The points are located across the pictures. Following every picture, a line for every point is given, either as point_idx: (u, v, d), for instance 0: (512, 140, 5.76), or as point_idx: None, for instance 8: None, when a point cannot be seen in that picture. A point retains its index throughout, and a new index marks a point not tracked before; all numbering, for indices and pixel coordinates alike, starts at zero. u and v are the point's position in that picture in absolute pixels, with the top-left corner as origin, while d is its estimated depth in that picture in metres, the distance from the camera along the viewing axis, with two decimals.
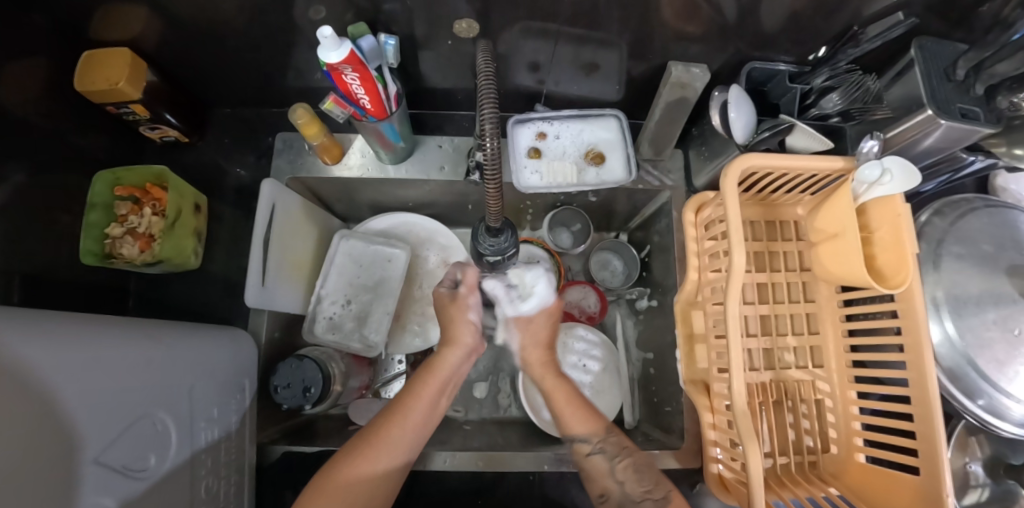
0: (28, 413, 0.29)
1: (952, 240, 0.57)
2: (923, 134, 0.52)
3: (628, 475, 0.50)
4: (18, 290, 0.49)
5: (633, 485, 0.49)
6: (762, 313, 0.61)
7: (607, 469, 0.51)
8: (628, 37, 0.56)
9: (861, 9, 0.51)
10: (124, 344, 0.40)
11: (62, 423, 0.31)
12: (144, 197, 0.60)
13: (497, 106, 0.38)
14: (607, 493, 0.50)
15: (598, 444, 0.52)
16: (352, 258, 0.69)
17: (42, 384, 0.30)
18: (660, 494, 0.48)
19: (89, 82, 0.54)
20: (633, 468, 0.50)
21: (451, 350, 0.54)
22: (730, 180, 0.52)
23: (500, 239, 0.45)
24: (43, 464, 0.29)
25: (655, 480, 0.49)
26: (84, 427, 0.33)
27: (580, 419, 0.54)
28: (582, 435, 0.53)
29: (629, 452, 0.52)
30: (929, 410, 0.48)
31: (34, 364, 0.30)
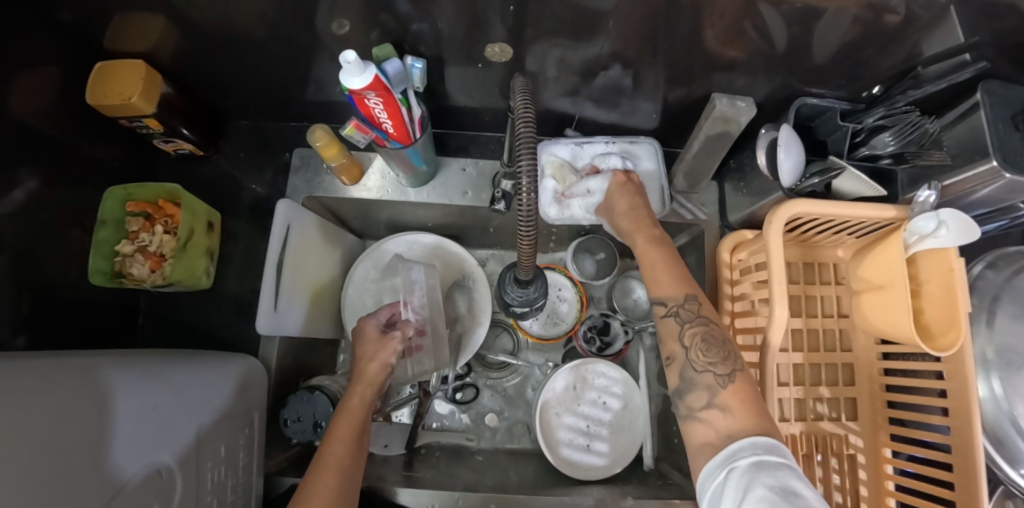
0: (18, 475, 0.27)
1: (1008, 298, 0.53)
2: (979, 186, 0.49)
3: (695, 342, 0.43)
4: (30, 301, 0.47)
5: (699, 353, 0.42)
6: (796, 362, 0.58)
7: (676, 332, 0.44)
8: (669, 63, 0.53)
9: (923, 47, 0.47)
10: (119, 392, 0.38)
11: (54, 485, 0.29)
12: (156, 213, 0.58)
13: (535, 139, 0.34)
14: (672, 357, 0.44)
15: (675, 308, 0.45)
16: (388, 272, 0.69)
17: (30, 443, 0.28)
18: (727, 370, 0.41)
19: (102, 95, 0.51)
20: (702, 337, 0.43)
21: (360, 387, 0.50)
22: (776, 227, 0.48)
23: (527, 289, 0.42)
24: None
25: (726, 353, 0.42)
26: (82, 485, 0.31)
27: (672, 280, 0.46)
28: (665, 297, 0.46)
29: (706, 321, 0.44)
30: (973, 482, 0.46)
31: (20, 422, 0.28)
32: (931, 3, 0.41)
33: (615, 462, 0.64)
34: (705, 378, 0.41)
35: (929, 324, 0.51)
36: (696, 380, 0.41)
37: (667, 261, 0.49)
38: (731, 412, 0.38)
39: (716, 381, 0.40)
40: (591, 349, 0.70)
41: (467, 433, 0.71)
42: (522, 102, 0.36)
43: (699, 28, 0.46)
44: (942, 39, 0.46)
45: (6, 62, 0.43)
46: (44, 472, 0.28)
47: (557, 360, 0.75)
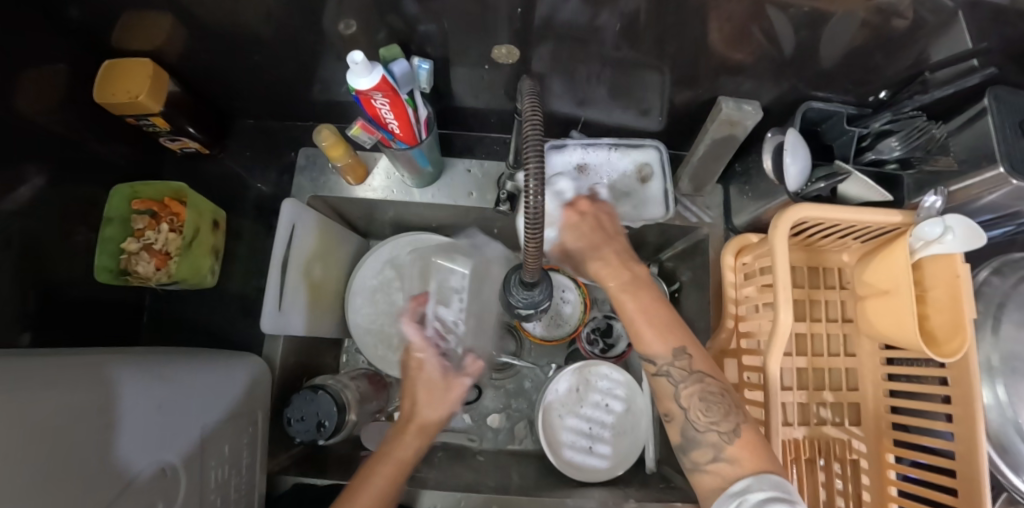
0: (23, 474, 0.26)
1: (1014, 305, 0.52)
2: (986, 191, 0.49)
3: (692, 404, 0.42)
4: (35, 302, 0.47)
5: (698, 414, 0.42)
6: (800, 366, 0.58)
7: (671, 392, 0.44)
8: (675, 66, 0.53)
9: (930, 52, 0.47)
10: (132, 388, 0.38)
11: (58, 484, 0.29)
12: (162, 211, 0.58)
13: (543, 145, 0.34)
14: (670, 415, 0.44)
15: (665, 365, 0.43)
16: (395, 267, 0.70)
17: (37, 442, 0.28)
18: (729, 427, 0.41)
19: (110, 93, 0.51)
20: (700, 397, 0.42)
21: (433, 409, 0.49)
22: (781, 231, 0.48)
23: (532, 292, 0.41)
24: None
25: (725, 408, 0.42)
26: (88, 487, 0.31)
27: (659, 336, 0.44)
28: (654, 355, 0.44)
29: (701, 377, 0.43)
30: (977, 488, 0.45)
31: (37, 420, 0.29)
32: (938, 8, 0.41)
33: (617, 466, 0.64)
34: (709, 437, 0.41)
35: (934, 330, 0.51)
36: (699, 440, 0.41)
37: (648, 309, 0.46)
38: (740, 467, 0.38)
39: (720, 440, 0.40)
40: (594, 351, 0.71)
41: (469, 433, 0.71)
42: (530, 105, 0.36)
43: (705, 30, 0.46)
44: (950, 44, 0.45)
45: (15, 60, 0.44)
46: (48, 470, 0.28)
47: (561, 362, 0.75)
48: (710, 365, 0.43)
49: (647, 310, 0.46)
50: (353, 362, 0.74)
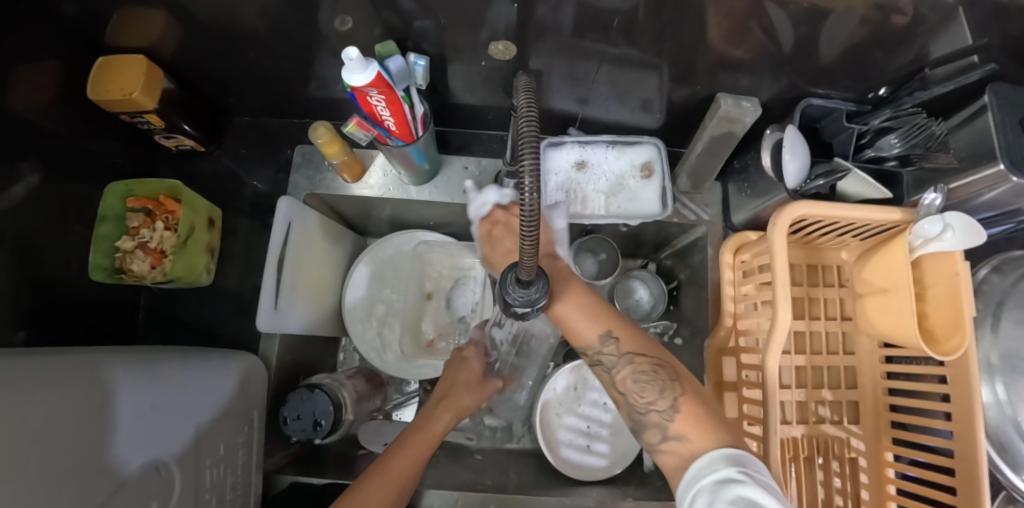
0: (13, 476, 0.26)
1: (1014, 303, 0.52)
2: (985, 190, 0.48)
3: (628, 386, 0.43)
4: (28, 301, 0.47)
5: (636, 397, 0.42)
6: (798, 364, 0.58)
7: (611, 380, 0.44)
8: (674, 62, 0.52)
9: (931, 49, 0.47)
10: (127, 389, 0.38)
11: (50, 486, 0.28)
12: (157, 209, 0.57)
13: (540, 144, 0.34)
14: (620, 403, 0.45)
15: (601, 353, 0.45)
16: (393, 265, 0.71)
17: (28, 442, 0.27)
18: (667, 404, 0.40)
19: (103, 90, 0.51)
20: (635, 379, 0.42)
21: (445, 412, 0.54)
22: (779, 229, 0.48)
23: (530, 290, 0.40)
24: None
25: (662, 384, 0.41)
26: (82, 490, 0.31)
27: (589, 324, 0.46)
28: (588, 345, 0.46)
29: (634, 358, 0.43)
30: (977, 486, 0.45)
31: (30, 421, 0.28)
32: (939, 5, 0.40)
33: (615, 463, 0.64)
34: (652, 417, 0.41)
35: (933, 328, 0.50)
36: (646, 421, 0.41)
37: (577, 302, 0.47)
38: (688, 443, 0.38)
39: (663, 418, 0.40)
40: None
41: (466, 432, 0.71)
42: (526, 99, 0.35)
43: (703, 26, 0.46)
44: (951, 41, 0.45)
45: (7, 56, 0.43)
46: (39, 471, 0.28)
47: (559, 360, 0.75)
48: (640, 344, 0.44)
49: (576, 302, 0.48)
50: (349, 360, 0.74)
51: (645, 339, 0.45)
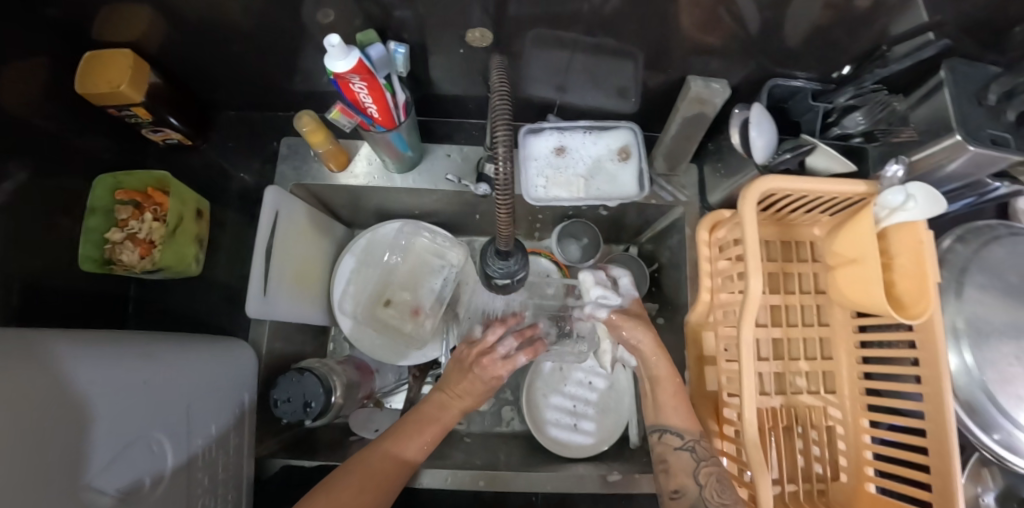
0: (22, 444, 0.27)
1: (976, 269, 0.54)
2: (946, 160, 0.50)
3: (710, 481, 0.47)
4: (18, 295, 0.47)
5: (714, 493, 0.46)
6: (774, 337, 0.60)
7: (692, 468, 0.49)
8: (646, 48, 0.54)
9: (889, 26, 0.49)
10: (124, 364, 0.39)
11: (52, 449, 0.29)
12: (146, 201, 0.59)
13: (513, 124, 0.35)
14: (681, 491, 0.48)
15: (690, 442, 0.51)
16: (371, 252, 0.72)
17: (35, 413, 0.28)
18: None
19: (91, 83, 0.52)
20: (716, 478, 0.47)
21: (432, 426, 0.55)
22: (749, 203, 0.50)
23: (509, 261, 0.42)
24: (42, 496, 0.28)
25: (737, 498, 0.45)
26: (79, 460, 0.32)
27: (684, 418, 0.53)
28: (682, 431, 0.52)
29: (718, 464, 0.49)
30: (947, 444, 0.47)
31: (36, 387, 0.30)
32: None
33: (603, 441, 0.65)
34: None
35: (901, 296, 0.52)
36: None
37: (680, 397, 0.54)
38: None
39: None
40: None
41: None
42: (500, 88, 0.36)
43: (673, 13, 0.48)
44: (907, 18, 0.47)
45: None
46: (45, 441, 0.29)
47: None
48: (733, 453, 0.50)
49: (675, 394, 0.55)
50: (338, 350, 0.75)
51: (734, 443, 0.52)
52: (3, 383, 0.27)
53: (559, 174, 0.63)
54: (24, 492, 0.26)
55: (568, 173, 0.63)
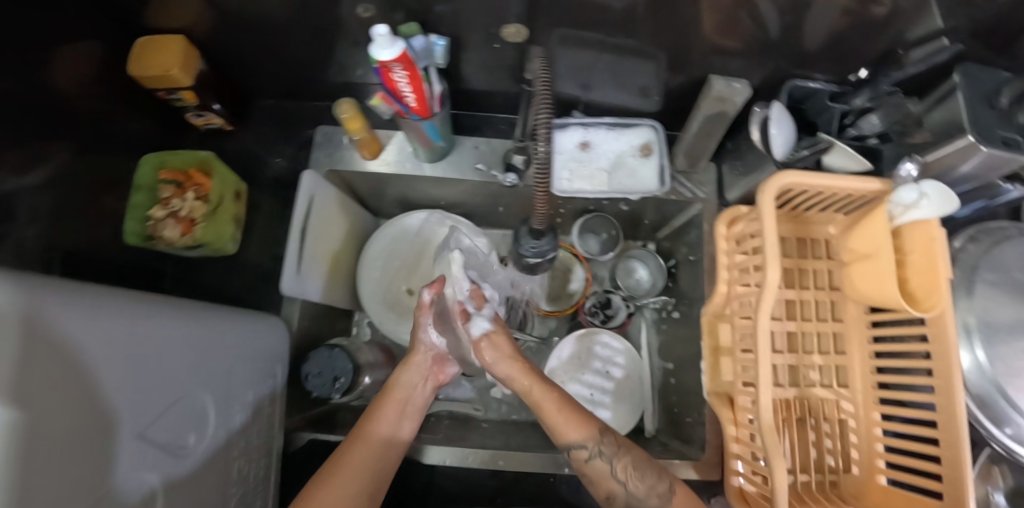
0: (84, 393, 0.30)
1: (986, 267, 0.56)
2: (960, 160, 0.52)
3: (629, 475, 0.49)
4: (59, 262, 0.49)
5: (636, 483, 0.49)
6: (789, 330, 0.62)
7: (608, 471, 0.49)
8: (667, 49, 0.57)
9: (905, 32, 0.51)
10: (181, 325, 0.42)
11: (109, 397, 0.32)
12: (188, 182, 0.63)
13: (553, 111, 0.38)
14: (612, 494, 0.50)
15: (595, 447, 0.50)
16: (397, 240, 0.74)
17: (98, 365, 0.31)
18: (665, 488, 0.48)
19: (144, 67, 0.56)
20: (634, 467, 0.49)
21: (406, 370, 0.58)
22: (768, 196, 0.52)
23: (541, 242, 0.45)
24: (96, 441, 0.31)
25: (659, 475, 0.49)
26: (130, 411, 0.35)
27: (570, 422, 0.51)
28: (579, 442, 0.50)
29: (627, 451, 0.50)
30: (956, 435, 0.48)
31: (103, 340, 0.33)
32: None
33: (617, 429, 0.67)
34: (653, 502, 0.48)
35: (914, 291, 0.54)
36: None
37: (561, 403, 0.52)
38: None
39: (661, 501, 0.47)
40: (594, 321, 0.76)
41: (473, 403, 0.74)
42: (542, 88, 0.38)
43: (696, 17, 0.50)
44: (924, 23, 0.50)
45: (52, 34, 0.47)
46: (105, 391, 0.32)
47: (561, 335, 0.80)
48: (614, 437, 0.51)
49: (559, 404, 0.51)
50: (361, 333, 0.77)
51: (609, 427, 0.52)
52: (72, 334, 0.30)
53: (583, 164, 0.66)
54: (77, 438, 0.29)
55: (590, 164, 0.66)
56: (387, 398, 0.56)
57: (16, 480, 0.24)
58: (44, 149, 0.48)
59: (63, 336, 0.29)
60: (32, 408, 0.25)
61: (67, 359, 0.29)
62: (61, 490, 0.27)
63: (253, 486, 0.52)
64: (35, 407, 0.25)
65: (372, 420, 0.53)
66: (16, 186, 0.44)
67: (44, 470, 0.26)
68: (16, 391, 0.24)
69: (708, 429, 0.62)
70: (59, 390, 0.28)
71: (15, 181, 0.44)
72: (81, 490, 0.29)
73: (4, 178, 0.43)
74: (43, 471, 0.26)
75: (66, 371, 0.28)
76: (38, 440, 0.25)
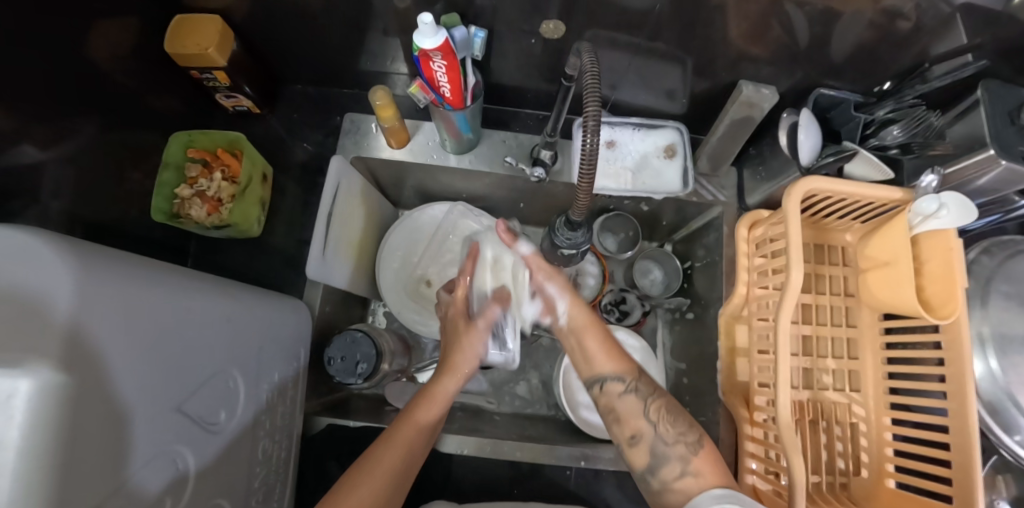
0: (122, 361, 0.30)
1: (1001, 279, 0.57)
2: (978, 174, 0.53)
3: (662, 415, 0.50)
4: (81, 226, 0.49)
5: (666, 426, 0.49)
6: (804, 333, 0.63)
7: (640, 409, 0.51)
8: (695, 55, 0.58)
9: (931, 47, 0.53)
10: (219, 301, 0.42)
11: (145, 370, 0.32)
12: (214, 162, 0.64)
13: (600, 105, 0.39)
14: (638, 434, 0.50)
15: (631, 383, 0.52)
16: (414, 232, 0.75)
17: (138, 336, 0.32)
18: (694, 436, 0.48)
19: (180, 45, 0.56)
20: (667, 410, 0.50)
21: (451, 378, 0.57)
22: (793, 200, 0.53)
23: (576, 234, 0.51)
24: (130, 410, 0.31)
25: (689, 422, 0.50)
26: (163, 386, 0.34)
27: (607, 358, 0.54)
28: (610, 373, 0.53)
29: (660, 395, 0.52)
30: (967, 440, 0.49)
31: (144, 312, 0.33)
32: (938, 14, 0.47)
33: None
34: (678, 449, 0.47)
35: (929, 298, 0.54)
36: (669, 452, 0.47)
37: (601, 336, 0.56)
38: (706, 478, 0.45)
39: (688, 450, 0.47)
40: (610, 318, 0.78)
41: (487, 396, 0.75)
42: (591, 85, 0.39)
43: (725, 25, 0.52)
44: (948, 40, 0.51)
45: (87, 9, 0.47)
46: (141, 365, 0.32)
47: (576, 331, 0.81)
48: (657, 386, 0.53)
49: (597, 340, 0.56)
50: (377, 322, 0.78)
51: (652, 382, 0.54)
52: (114, 304, 0.30)
53: (609, 161, 0.67)
54: (111, 408, 0.29)
55: (613, 161, 0.67)
56: (428, 401, 0.54)
57: (39, 449, 0.24)
58: (76, 123, 0.48)
59: (110, 303, 0.29)
60: (67, 375, 0.25)
61: (106, 330, 0.29)
62: (88, 460, 0.27)
63: (274, 465, 0.53)
64: (70, 374, 0.26)
65: (435, 399, 0.55)
66: (44, 158, 0.44)
67: (74, 439, 0.26)
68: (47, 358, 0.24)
69: (722, 426, 0.63)
70: (98, 358, 0.28)
71: (44, 152, 0.44)
72: (111, 460, 0.29)
73: (33, 148, 0.43)
74: (70, 441, 0.26)
75: (105, 340, 0.29)
76: (70, 407, 0.25)
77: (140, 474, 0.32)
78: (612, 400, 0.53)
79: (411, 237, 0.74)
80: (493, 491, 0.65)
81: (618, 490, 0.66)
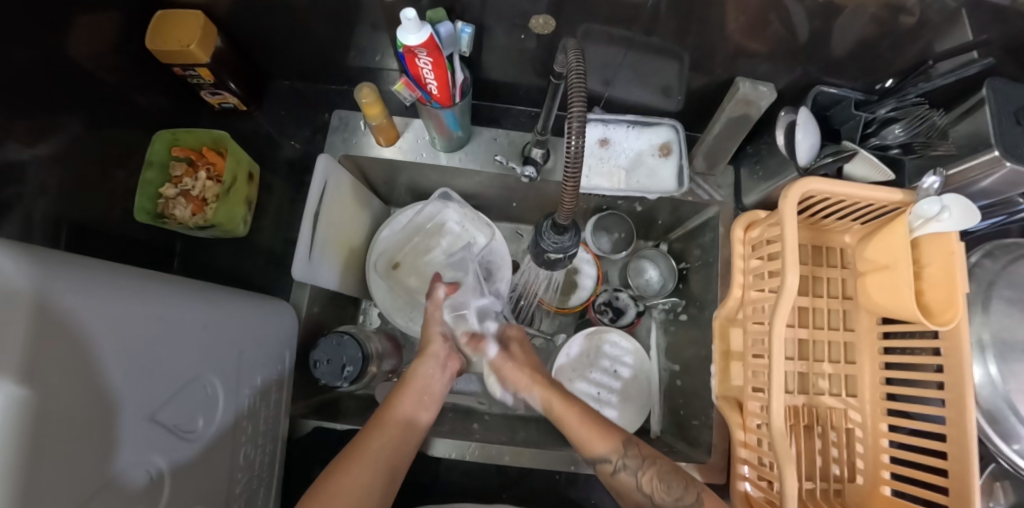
0: (90, 370, 0.29)
1: (1003, 284, 0.56)
2: (981, 176, 0.51)
3: (655, 487, 0.50)
4: (66, 229, 0.48)
5: (663, 495, 0.49)
6: (800, 337, 0.62)
7: (633, 484, 0.51)
8: (691, 50, 0.56)
9: (934, 44, 0.51)
10: (194, 308, 0.41)
11: (118, 379, 0.32)
12: (199, 160, 0.63)
13: (586, 106, 0.37)
14: (640, 506, 0.51)
15: (620, 460, 0.52)
16: (402, 229, 0.72)
17: (106, 345, 0.31)
18: (691, 497, 0.48)
19: (162, 41, 0.55)
20: (659, 478, 0.50)
21: (423, 362, 0.59)
22: (790, 201, 0.51)
23: (563, 237, 0.50)
24: (102, 419, 0.30)
25: (683, 483, 0.49)
26: (137, 394, 0.34)
27: (595, 440, 0.52)
28: (605, 456, 0.52)
29: (651, 461, 0.51)
30: (964, 449, 0.48)
31: (116, 319, 0.32)
32: (941, 9, 0.45)
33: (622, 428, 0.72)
34: None
35: (929, 304, 0.52)
36: None
37: (579, 407, 0.56)
38: None
39: None
40: (603, 319, 0.77)
41: (478, 396, 0.73)
42: (576, 83, 0.37)
43: (721, 20, 0.50)
44: (952, 37, 0.49)
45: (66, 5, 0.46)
46: (114, 373, 0.31)
47: (570, 332, 0.81)
48: (651, 449, 0.52)
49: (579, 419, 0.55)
50: (368, 321, 0.77)
51: (651, 445, 0.53)
52: (84, 313, 0.29)
53: (600, 158, 0.66)
54: (83, 419, 0.28)
55: (604, 159, 0.66)
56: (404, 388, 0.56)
57: (10, 464, 0.22)
58: (59, 120, 0.47)
59: (78, 313, 0.29)
60: (37, 385, 0.25)
61: (74, 339, 0.28)
62: (57, 474, 0.26)
63: (257, 470, 0.52)
64: (38, 385, 0.25)
65: (414, 380, 0.58)
66: (31, 155, 0.43)
67: (41, 451, 0.25)
68: (17, 373, 0.23)
69: (715, 431, 0.62)
70: (64, 368, 0.27)
71: (30, 150, 0.43)
72: (83, 471, 0.29)
73: (18, 145, 0.42)
74: (42, 454, 0.25)
75: (75, 349, 0.28)
76: (41, 418, 0.25)
77: (113, 484, 0.31)
78: (607, 477, 0.53)
79: (396, 237, 0.72)
80: (482, 494, 0.65)
81: (608, 492, 0.65)
